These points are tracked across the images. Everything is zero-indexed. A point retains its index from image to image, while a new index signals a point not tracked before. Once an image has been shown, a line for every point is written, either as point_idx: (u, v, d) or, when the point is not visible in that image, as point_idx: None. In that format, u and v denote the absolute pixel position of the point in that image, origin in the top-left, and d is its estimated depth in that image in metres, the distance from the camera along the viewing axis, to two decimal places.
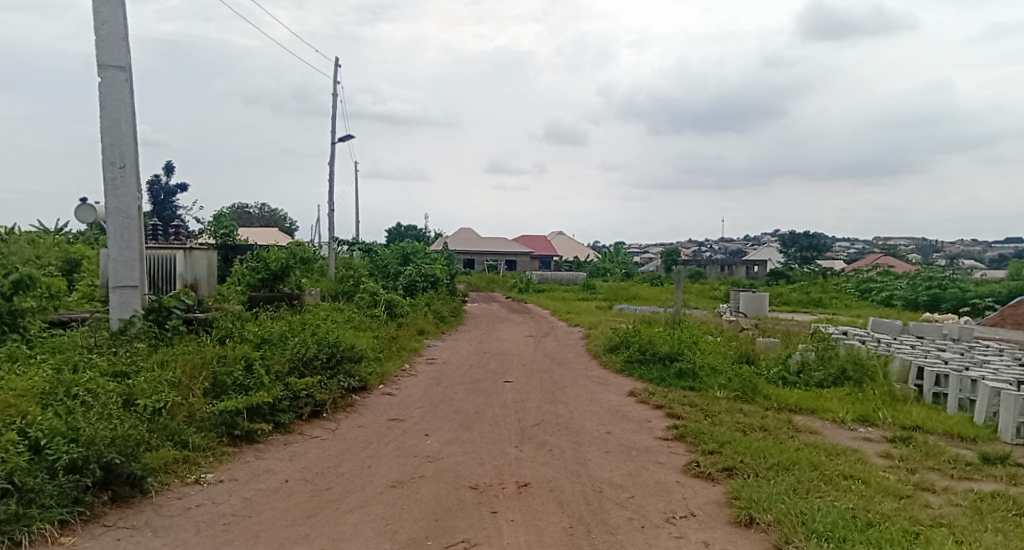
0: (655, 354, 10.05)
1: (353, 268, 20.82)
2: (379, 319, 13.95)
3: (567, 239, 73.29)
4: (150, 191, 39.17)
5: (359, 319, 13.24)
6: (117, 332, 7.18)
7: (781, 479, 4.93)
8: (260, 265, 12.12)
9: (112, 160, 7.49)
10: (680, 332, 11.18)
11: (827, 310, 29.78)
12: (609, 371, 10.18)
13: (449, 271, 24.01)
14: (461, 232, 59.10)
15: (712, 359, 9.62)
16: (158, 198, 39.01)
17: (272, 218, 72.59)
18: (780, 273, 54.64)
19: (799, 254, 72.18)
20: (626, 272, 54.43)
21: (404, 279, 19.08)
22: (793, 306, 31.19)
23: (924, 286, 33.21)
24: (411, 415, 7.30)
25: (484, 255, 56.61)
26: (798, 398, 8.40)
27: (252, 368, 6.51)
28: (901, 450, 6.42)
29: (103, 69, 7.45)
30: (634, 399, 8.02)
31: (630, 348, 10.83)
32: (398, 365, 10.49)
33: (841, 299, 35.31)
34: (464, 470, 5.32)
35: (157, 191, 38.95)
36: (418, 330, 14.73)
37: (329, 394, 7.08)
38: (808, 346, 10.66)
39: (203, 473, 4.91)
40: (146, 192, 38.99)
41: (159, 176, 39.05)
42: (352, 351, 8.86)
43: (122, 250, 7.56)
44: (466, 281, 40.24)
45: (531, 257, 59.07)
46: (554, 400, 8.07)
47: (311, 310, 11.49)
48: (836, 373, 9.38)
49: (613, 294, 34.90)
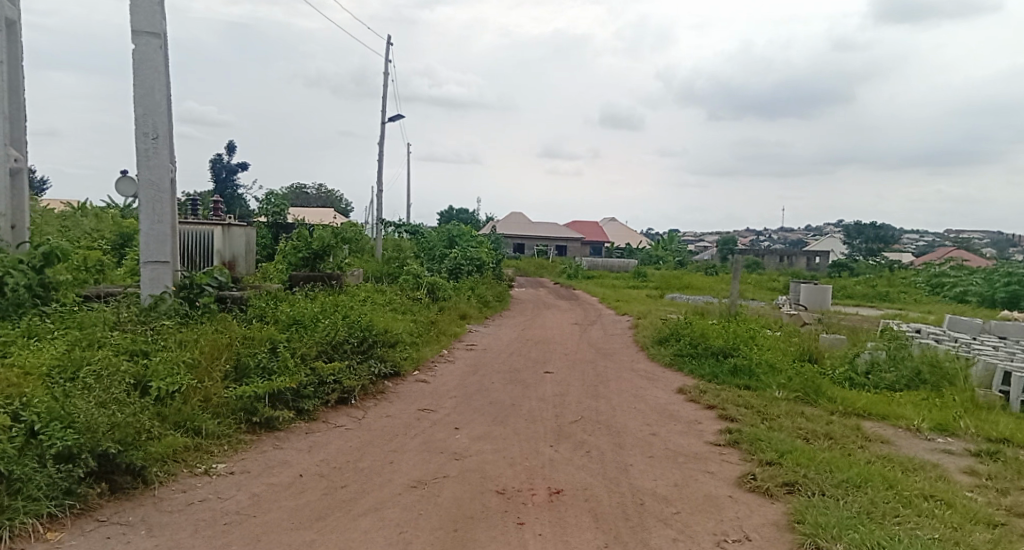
0: (708, 349, 9.39)
1: (399, 250, 20.65)
2: (421, 303, 13.64)
3: (619, 226, 72.11)
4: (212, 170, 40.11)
5: (400, 302, 12.95)
6: (146, 308, 7.01)
7: (852, 500, 4.30)
8: (301, 243, 11.92)
9: (145, 131, 7.27)
10: (735, 325, 10.47)
11: (893, 306, 28.19)
12: (657, 364, 9.57)
13: (496, 255, 23.64)
14: (513, 216, 58.69)
15: (770, 356, 8.90)
16: (220, 176, 39.95)
17: (329, 198, 73.78)
18: (843, 265, 52.36)
19: (864, 246, 69.09)
20: (679, 260, 53.10)
21: (450, 262, 18.78)
22: (856, 300, 29.67)
23: (1002, 283, 31.12)
24: (444, 406, 6.90)
25: (535, 239, 56.13)
26: (866, 402, 7.65)
27: (277, 351, 6.22)
28: (989, 467, 5.66)
29: (138, 35, 7.21)
30: (683, 397, 7.42)
31: (680, 341, 10.19)
32: (435, 351, 10.14)
33: (909, 294, 33.47)
34: (492, 471, 4.87)
35: (219, 168, 39.83)
36: (461, 314, 14.37)
37: (358, 379, 6.75)
38: (877, 345, 9.80)
39: (214, 462, 4.60)
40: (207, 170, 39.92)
41: (221, 155, 39.91)
42: (386, 337, 8.54)
43: (154, 223, 7.36)
44: (515, 266, 39.88)
45: (582, 243, 58.26)
46: (596, 395, 7.54)
47: (351, 292, 11.23)
48: (909, 375, 8.55)
49: (665, 282, 33.98)
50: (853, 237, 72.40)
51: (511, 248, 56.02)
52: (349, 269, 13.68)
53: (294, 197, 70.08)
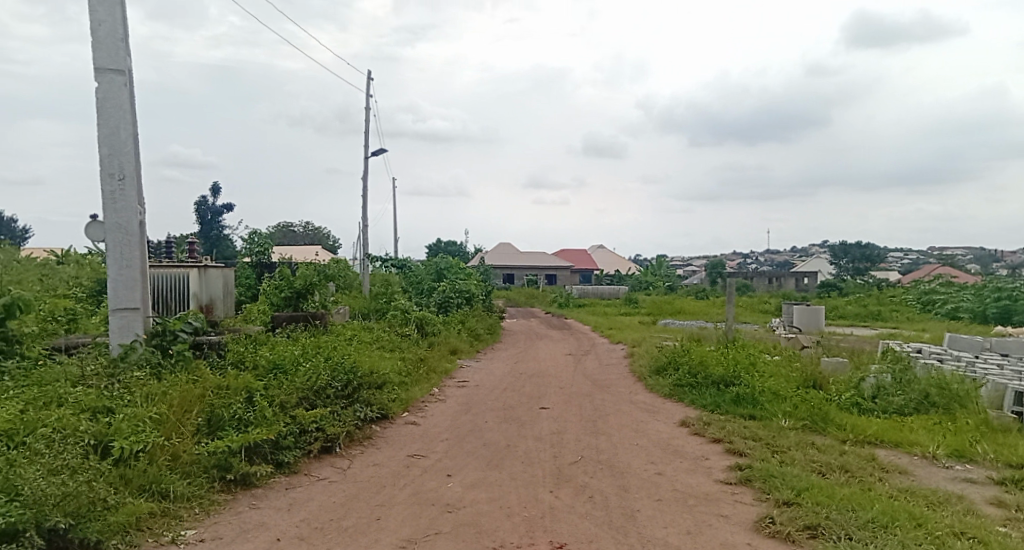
0: (707, 378, 9.05)
1: (387, 286, 20.28)
2: (410, 340, 13.25)
3: (608, 253, 72.11)
4: (197, 211, 39.68)
5: (388, 340, 12.55)
6: (116, 359, 6.63)
7: (882, 544, 3.94)
8: (284, 283, 11.55)
9: (111, 172, 6.97)
10: (734, 351, 10.16)
11: (887, 324, 28.01)
12: (656, 395, 9.21)
13: (486, 287, 23.31)
14: (501, 247, 58.52)
15: (773, 383, 8.58)
16: (205, 218, 39.52)
17: (316, 235, 73.40)
18: (832, 284, 52.45)
19: (851, 266, 69.42)
20: (669, 286, 52.98)
21: (438, 297, 18.41)
22: (850, 320, 29.49)
23: (993, 298, 31.08)
24: (435, 451, 6.51)
25: (524, 269, 55.89)
26: (877, 429, 7.32)
27: (254, 400, 5.83)
28: (1016, 496, 5.32)
29: (101, 73, 6.94)
30: (687, 431, 7.06)
31: (678, 370, 9.85)
32: (426, 390, 9.74)
33: (901, 312, 33.36)
34: (488, 524, 4.48)
35: (204, 210, 39.41)
36: (451, 350, 13.98)
37: (343, 426, 6.35)
38: (881, 367, 9.51)
39: (182, 529, 4.18)
40: (192, 211, 39.50)
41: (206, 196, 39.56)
42: (372, 377, 8.15)
43: (122, 269, 7.03)
44: (505, 297, 39.51)
45: (572, 271, 58.07)
46: (595, 431, 7.17)
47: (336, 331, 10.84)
48: (917, 398, 8.24)
49: (657, 308, 33.72)
50: (840, 256, 72.75)
51: (500, 280, 55.74)
52: (334, 308, 13.30)
53: (281, 236, 69.66)
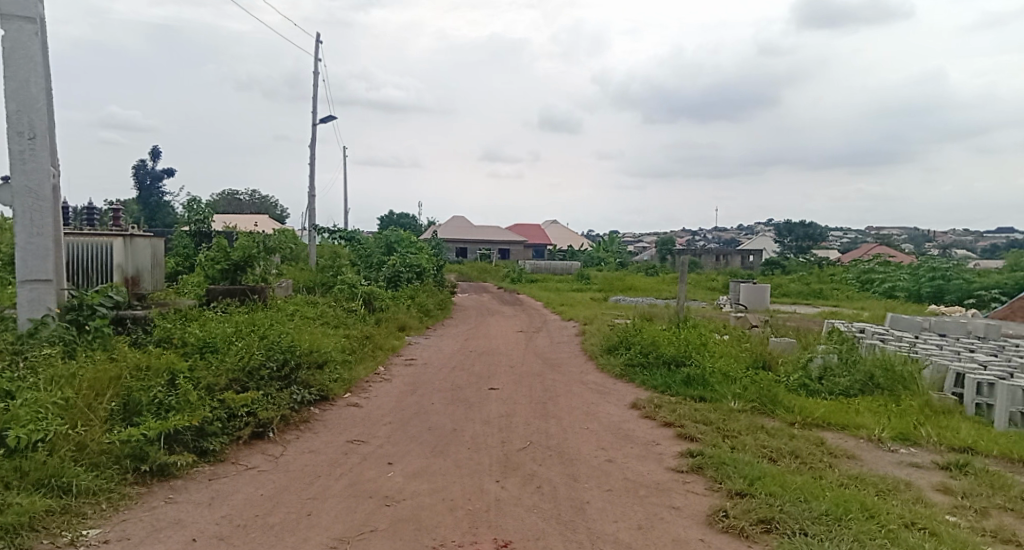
0: (659, 358, 8.93)
1: (334, 258, 19.63)
2: (356, 315, 12.79)
3: (561, 228, 72.21)
4: (135, 176, 37.81)
5: (332, 315, 12.06)
6: (24, 336, 6.05)
7: (837, 539, 3.82)
8: (220, 254, 10.91)
9: (19, 130, 6.28)
10: (686, 330, 10.08)
11: (828, 303, 28.79)
12: (607, 376, 9.06)
13: (437, 261, 22.87)
14: (454, 220, 57.88)
15: (724, 364, 8.51)
16: (144, 184, 37.68)
17: (263, 204, 71.19)
18: (776, 262, 53.78)
19: (795, 244, 71.34)
20: (620, 261, 53.41)
21: (387, 270, 17.91)
22: (793, 298, 30.21)
23: (927, 278, 32.28)
24: (375, 435, 6.17)
25: (477, 243, 55.46)
26: (825, 411, 7.32)
27: (176, 383, 5.37)
28: (960, 482, 5.34)
29: (7, 20, 6.23)
30: (638, 414, 6.91)
31: (629, 350, 9.72)
32: (370, 368, 9.37)
33: (842, 290, 34.37)
34: (429, 519, 4.19)
35: (143, 176, 37.57)
36: (399, 326, 13.58)
37: (276, 410, 5.95)
38: (828, 348, 9.57)
39: (85, 530, 3.77)
40: (130, 176, 37.61)
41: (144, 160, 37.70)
42: (312, 356, 7.74)
43: (32, 237, 6.38)
44: (457, 271, 39.11)
45: (525, 246, 57.90)
46: (545, 414, 6.94)
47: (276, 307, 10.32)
48: (863, 380, 8.31)
49: (608, 284, 33.89)
50: (785, 235, 74.67)
51: (453, 253, 55.19)
52: (275, 281, 12.71)
53: (226, 204, 67.29)
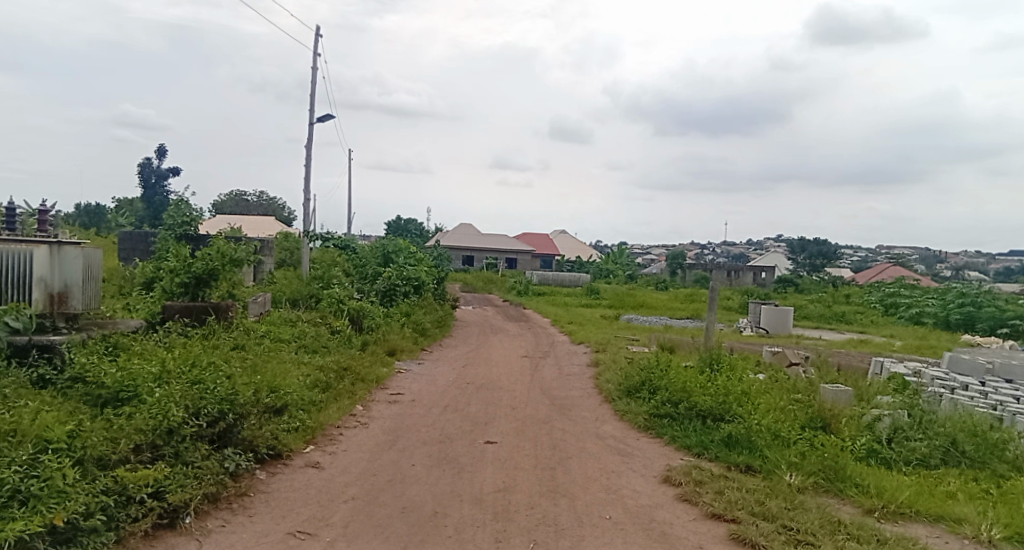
0: (692, 408, 7.40)
1: (326, 269, 18.20)
2: (338, 338, 11.31)
3: (570, 239, 70.79)
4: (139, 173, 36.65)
5: (312, 338, 10.59)
6: None
7: None
8: (178, 264, 9.44)
9: None
10: (723, 373, 8.53)
11: (853, 328, 27.13)
12: (628, 428, 7.52)
13: (439, 272, 21.41)
14: (461, 228, 56.56)
15: (773, 421, 6.97)
16: (150, 181, 36.59)
17: (271, 206, 70.16)
18: (789, 280, 52.18)
19: (809, 262, 69.67)
20: (629, 275, 51.93)
21: (382, 284, 16.44)
22: (815, 322, 28.60)
23: (956, 304, 30.59)
24: (329, 522, 4.65)
25: (484, 251, 54.05)
26: (908, 492, 5.76)
27: (45, 459, 3.90)
28: None
29: None
30: (675, 496, 5.36)
31: (654, 394, 8.18)
32: (346, 409, 7.88)
33: (865, 314, 32.70)
34: None
35: (148, 173, 36.46)
36: (389, 350, 12.09)
37: (197, 487, 4.45)
38: (892, 401, 8.00)
39: None
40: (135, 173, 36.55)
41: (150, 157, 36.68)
42: (264, 403, 6.27)
43: None
44: (461, 281, 37.63)
45: (533, 256, 56.40)
46: (554, 490, 5.41)
47: (237, 333, 8.87)
48: (946, 446, 6.73)
49: (619, 299, 32.38)
50: (798, 252, 72.93)
51: (459, 261, 53.82)
52: (248, 296, 11.26)
53: (232, 206, 66.43)
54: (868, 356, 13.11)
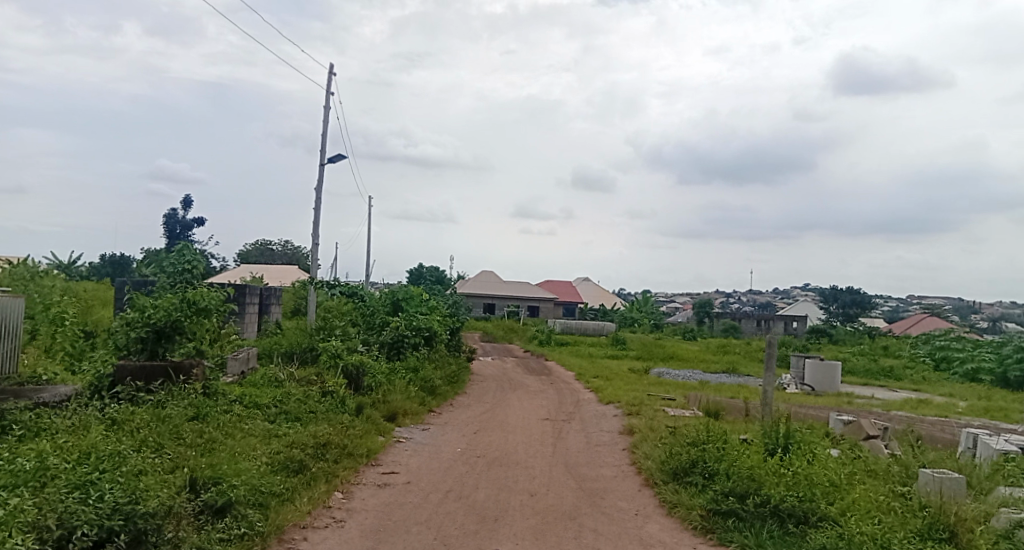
0: (765, 505, 5.63)
1: (331, 319, 16.82)
2: (328, 402, 9.77)
3: (594, 287, 69.25)
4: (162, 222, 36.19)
5: (296, 403, 9.10)
6: None
7: None
8: (137, 317, 8.10)
9: None
10: (797, 457, 6.75)
11: (905, 385, 24.84)
12: (680, 532, 5.78)
13: (454, 322, 19.92)
14: (483, 276, 55.44)
15: (880, 530, 5.16)
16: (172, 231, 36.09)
17: (294, 254, 69.89)
18: (822, 330, 50.02)
19: (842, 311, 67.20)
20: (655, 324, 50.08)
21: (388, 335, 14.98)
22: (862, 377, 26.46)
23: (1015, 358, 28.12)
24: None
25: (505, 299, 52.61)
26: None
27: None
28: None
29: None
30: None
31: (709, 482, 6.43)
32: (320, 498, 6.26)
33: (914, 369, 30.31)
34: None
35: (172, 223, 36.05)
36: (389, 414, 10.50)
37: None
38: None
39: None
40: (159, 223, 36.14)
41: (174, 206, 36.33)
42: (187, 511, 4.65)
43: None
44: (482, 330, 36.08)
45: (556, 304, 54.87)
46: None
47: (195, 400, 7.40)
48: None
49: (647, 350, 30.57)
50: (831, 301, 70.26)
51: (480, 309, 52.44)
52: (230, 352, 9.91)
53: (257, 255, 66.38)
54: (963, 428, 10.96)
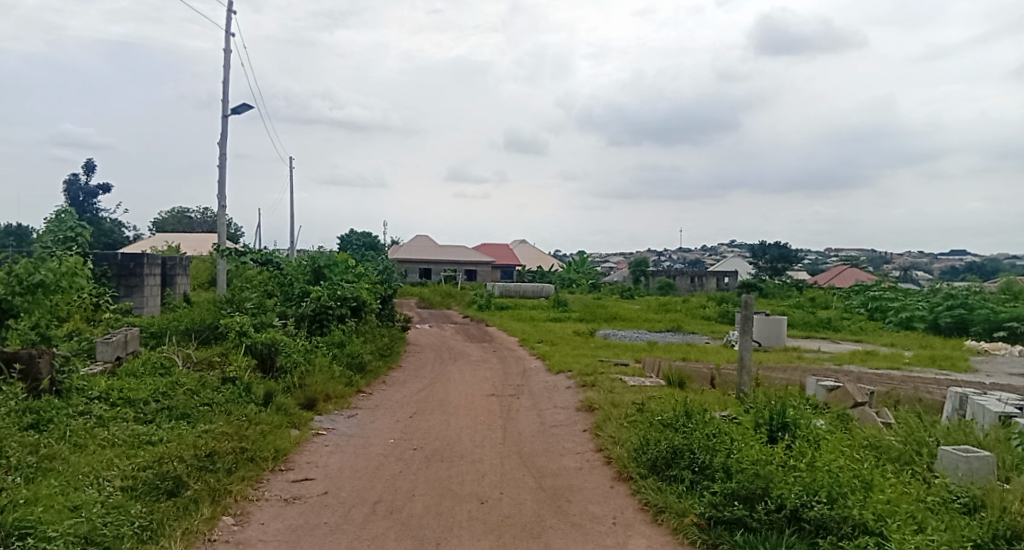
0: (780, 510, 4.42)
1: (243, 291, 14.85)
2: (228, 392, 8.06)
3: (532, 249, 68.30)
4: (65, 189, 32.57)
5: (184, 396, 7.37)
6: None
7: None
8: None
9: None
10: (805, 443, 5.58)
11: (847, 336, 24.77)
12: None
13: (386, 289, 18.17)
14: (418, 240, 53.48)
15: (937, 541, 3.96)
16: (78, 199, 32.54)
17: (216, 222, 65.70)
18: (751, 285, 50.49)
19: (771, 265, 68.60)
20: (592, 284, 49.56)
21: (308, 307, 13.20)
22: (804, 331, 26.28)
23: (946, 305, 28.58)
24: None
25: (441, 263, 50.78)
26: None
27: None
28: None
29: None
30: None
31: (701, 480, 5.17)
32: (198, 532, 4.66)
33: (851, 320, 30.54)
34: None
35: (76, 190, 32.43)
36: (307, 401, 8.89)
37: None
38: None
39: None
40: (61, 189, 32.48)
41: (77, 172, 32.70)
42: None
43: None
44: (418, 296, 34.41)
45: (493, 267, 53.58)
46: None
47: (26, 409, 5.66)
48: None
49: (590, 311, 29.66)
50: (761, 256, 71.46)
51: (415, 274, 50.54)
52: (110, 343, 8.10)
53: (176, 223, 62.20)
54: (943, 384, 10.16)
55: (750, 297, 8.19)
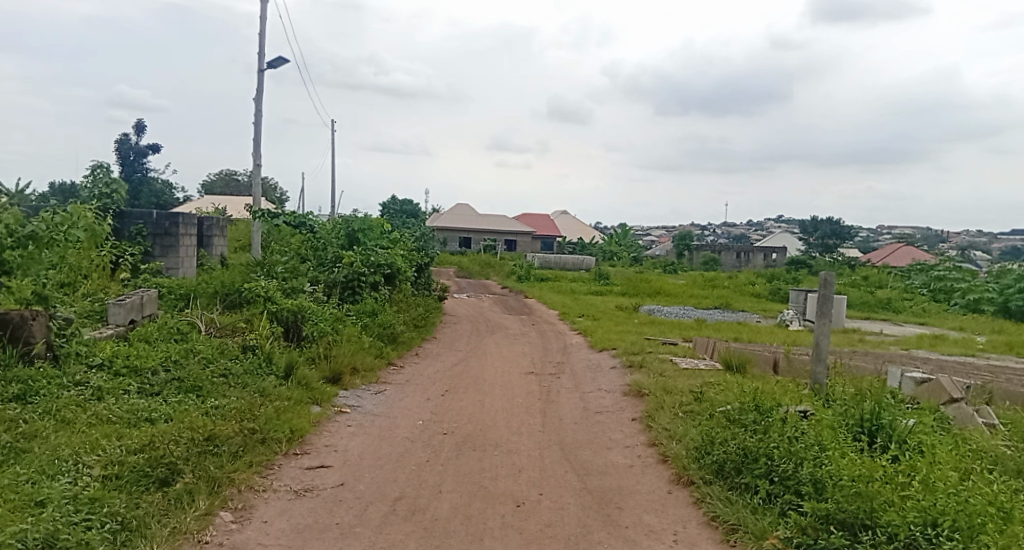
0: (891, 544, 3.54)
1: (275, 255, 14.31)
2: (246, 363, 7.45)
3: (573, 220, 67.04)
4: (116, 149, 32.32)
5: (196, 366, 6.76)
6: None
7: None
8: None
9: None
10: (908, 456, 4.64)
11: (909, 318, 23.23)
12: None
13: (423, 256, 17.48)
14: (458, 208, 52.79)
15: None
16: (129, 159, 32.25)
17: None
18: (801, 261, 48.56)
19: (822, 242, 65.97)
20: (634, 257, 48.29)
21: (340, 273, 12.56)
22: (861, 311, 24.80)
23: (1018, 288, 26.69)
24: None
25: (481, 232, 50.03)
26: None
27: None
28: None
29: None
30: None
31: (784, 495, 4.28)
32: (188, 530, 4.00)
33: (911, 301, 28.83)
34: None
35: (126, 151, 32.13)
36: (333, 375, 8.24)
37: None
38: None
39: None
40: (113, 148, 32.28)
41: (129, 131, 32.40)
42: None
43: None
44: (457, 265, 33.79)
45: (534, 237, 52.65)
46: None
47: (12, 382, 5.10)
48: None
49: (633, 284, 28.58)
50: (812, 232, 68.67)
51: (455, 243, 49.96)
52: (126, 308, 7.55)
53: (221, 186, 62.79)
54: None
55: (828, 275, 7.15)
